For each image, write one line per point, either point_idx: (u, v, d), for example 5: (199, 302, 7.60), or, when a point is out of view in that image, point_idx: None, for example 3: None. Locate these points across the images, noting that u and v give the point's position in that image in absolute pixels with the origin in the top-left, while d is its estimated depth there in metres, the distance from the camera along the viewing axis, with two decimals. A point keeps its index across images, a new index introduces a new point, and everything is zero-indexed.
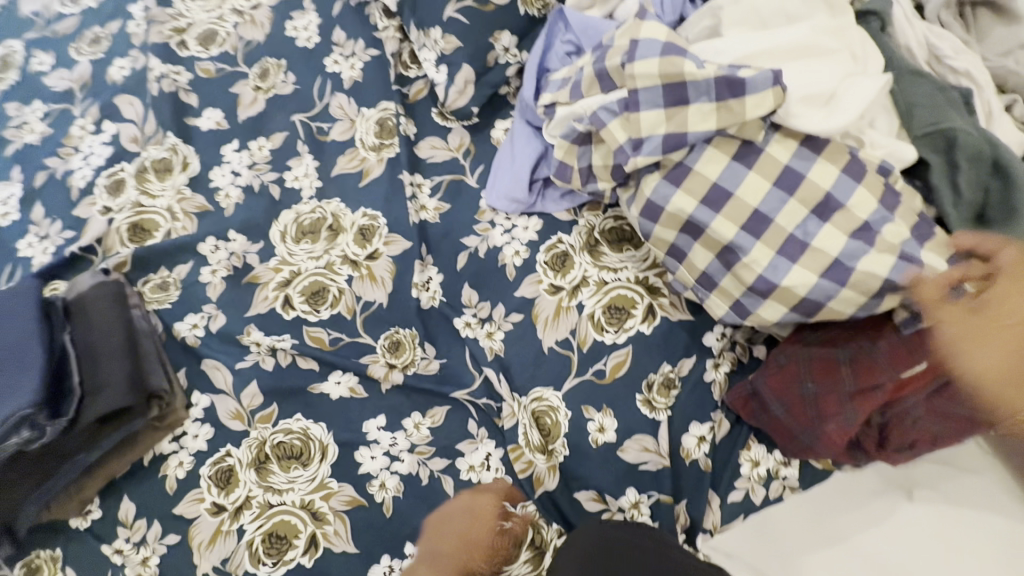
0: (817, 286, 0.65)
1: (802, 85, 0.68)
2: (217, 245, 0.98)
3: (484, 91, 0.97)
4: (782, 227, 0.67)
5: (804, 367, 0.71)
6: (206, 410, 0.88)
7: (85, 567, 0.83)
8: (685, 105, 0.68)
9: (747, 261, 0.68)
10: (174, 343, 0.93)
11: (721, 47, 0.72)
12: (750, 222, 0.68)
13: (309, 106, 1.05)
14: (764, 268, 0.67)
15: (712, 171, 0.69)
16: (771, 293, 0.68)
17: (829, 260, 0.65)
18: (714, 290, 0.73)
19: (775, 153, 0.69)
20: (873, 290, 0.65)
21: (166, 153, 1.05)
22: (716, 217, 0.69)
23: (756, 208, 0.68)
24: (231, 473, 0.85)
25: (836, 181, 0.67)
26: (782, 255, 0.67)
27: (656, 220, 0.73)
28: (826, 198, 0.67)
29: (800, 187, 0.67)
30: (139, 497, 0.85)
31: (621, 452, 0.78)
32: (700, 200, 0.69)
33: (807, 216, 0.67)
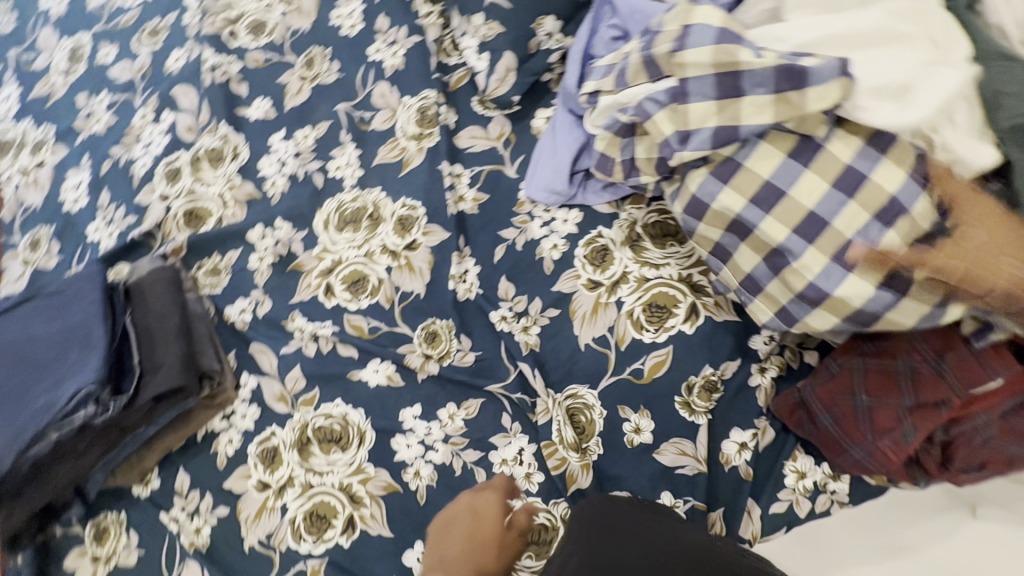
0: (875, 298, 0.62)
1: (875, 74, 0.63)
2: (264, 233, 1.01)
3: (526, 79, 0.95)
4: (840, 232, 0.64)
5: (857, 379, 0.67)
6: (253, 391, 0.92)
7: (147, 531, 0.89)
8: (738, 97, 0.66)
9: (797, 266, 0.66)
10: (225, 327, 0.97)
11: (785, 34, 0.69)
12: (803, 224, 0.66)
13: (352, 95, 1.06)
14: (815, 274, 0.65)
15: (763, 169, 0.67)
16: (823, 301, 0.65)
17: (891, 269, 0.62)
18: (758, 294, 0.71)
19: (835, 150, 0.65)
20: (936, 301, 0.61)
21: (218, 142, 1.09)
22: (766, 219, 0.67)
23: (812, 210, 0.65)
24: (276, 453, 0.88)
25: (903, 185, 0.63)
26: (836, 263, 0.64)
27: (701, 217, 0.71)
28: (890, 202, 0.63)
29: (861, 190, 0.64)
30: (193, 470, 0.91)
31: (657, 454, 0.77)
32: (749, 199, 0.68)
33: (867, 220, 0.64)
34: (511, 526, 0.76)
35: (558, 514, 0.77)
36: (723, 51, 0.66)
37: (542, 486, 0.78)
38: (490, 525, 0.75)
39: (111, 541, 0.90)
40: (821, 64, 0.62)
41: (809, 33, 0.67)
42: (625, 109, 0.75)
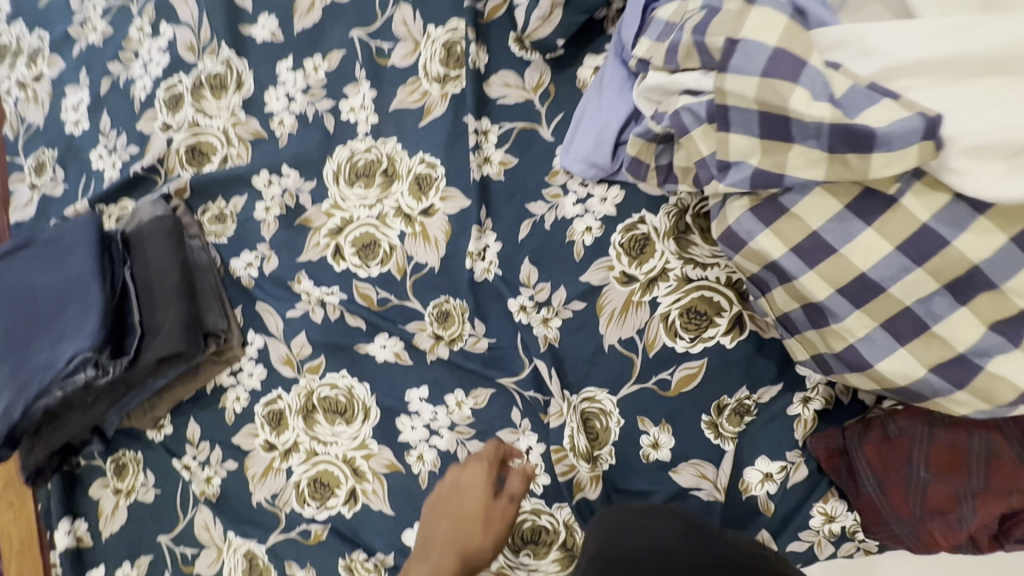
0: (922, 382, 0.48)
1: (980, 120, 0.40)
2: (270, 180, 0.92)
3: (575, 17, 0.76)
4: (896, 299, 0.48)
5: (918, 450, 0.55)
6: (260, 350, 0.89)
7: (163, 473, 0.92)
8: (787, 143, 0.46)
9: (837, 328, 0.51)
10: (230, 280, 0.92)
11: (875, 35, 0.43)
12: (853, 287, 0.49)
13: (369, 20, 0.90)
14: (858, 339, 0.51)
15: (815, 216, 0.49)
16: (862, 370, 0.52)
17: (949, 355, 0.47)
18: (795, 334, 0.57)
19: (910, 205, 0.46)
20: (1003, 402, 0.46)
21: (221, 67, 0.96)
22: (808, 271, 0.50)
23: (864, 272, 0.48)
24: (282, 416, 0.87)
25: (999, 252, 0.43)
26: (887, 330, 0.49)
27: (735, 251, 0.55)
28: (969, 274, 0.45)
29: (934, 255, 0.45)
30: (203, 421, 0.91)
31: (674, 473, 0.71)
32: (790, 247, 0.50)
33: (936, 291, 0.46)
34: (501, 495, 0.73)
35: (560, 519, 0.74)
36: (793, 39, 0.45)
37: (547, 489, 0.74)
38: (475, 497, 0.72)
39: (129, 477, 0.94)
40: (890, 127, 0.41)
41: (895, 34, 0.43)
42: (660, 117, 0.58)
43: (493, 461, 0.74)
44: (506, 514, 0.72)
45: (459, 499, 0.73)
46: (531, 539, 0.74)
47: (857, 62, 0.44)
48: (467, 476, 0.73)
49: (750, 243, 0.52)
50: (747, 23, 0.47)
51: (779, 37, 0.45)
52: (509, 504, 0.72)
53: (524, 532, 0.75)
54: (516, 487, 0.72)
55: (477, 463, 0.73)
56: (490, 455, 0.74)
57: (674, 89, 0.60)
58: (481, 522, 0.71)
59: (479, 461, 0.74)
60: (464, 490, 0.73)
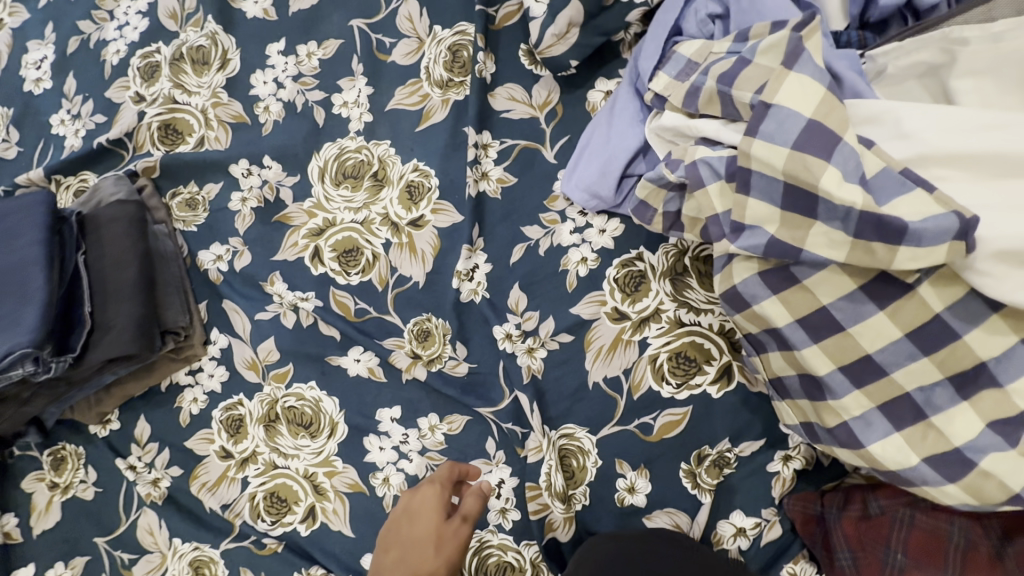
0: (913, 470, 0.48)
1: (1014, 224, 0.39)
2: (249, 170, 0.86)
3: (592, 39, 0.73)
4: (897, 384, 0.48)
5: (899, 532, 0.54)
6: (223, 351, 0.84)
7: (104, 472, 0.86)
8: (810, 220, 0.44)
9: (832, 404, 0.51)
10: (197, 273, 0.86)
11: (910, 119, 0.42)
12: (855, 366, 0.49)
13: (372, 11, 0.85)
14: (852, 418, 0.50)
15: (828, 292, 0.48)
16: (852, 449, 0.51)
17: (943, 448, 0.47)
18: (786, 399, 0.56)
19: (926, 296, 0.45)
20: (992, 500, 0.46)
21: (205, 41, 0.89)
22: (812, 344, 0.49)
23: (869, 354, 0.48)
24: (241, 423, 0.82)
25: (1006, 353, 0.43)
26: (883, 414, 0.49)
27: (737, 311, 0.54)
28: (975, 369, 0.45)
29: (943, 347, 0.45)
30: (155, 420, 0.85)
31: (647, 519, 0.70)
32: (798, 317, 0.49)
33: (939, 381, 0.46)
34: (454, 515, 0.68)
35: (527, 557, 0.71)
36: (832, 112, 0.43)
37: (517, 525, 0.72)
38: (426, 522, 0.67)
39: (67, 472, 0.87)
40: (925, 222, 0.39)
41: (933, 122, 0.42)
42: (675, 165, 0.56)
43: (446, 484, 0.70)
44: (460, 533, 0.67)
45: (409, 525, 0.67)
46: None
47: (891, 144, 0.43)
48: (418, 499, 0.68)
49: (753, 306, 0.51)
50: (783, 87, 0.44)
51: (816, 108, 0.43)
52: (460, 522, 0.67)
53: (489, 568, 0.72)
54: (471, 507, 0.68)
55: (428, 485, 0.69)
56: (442, 477, 0.70)
57: (692, 134, 0.58)
58: (432, 546, 0.65)
59: (432, 484, 0.70)
60: (414, 514, 0.68)
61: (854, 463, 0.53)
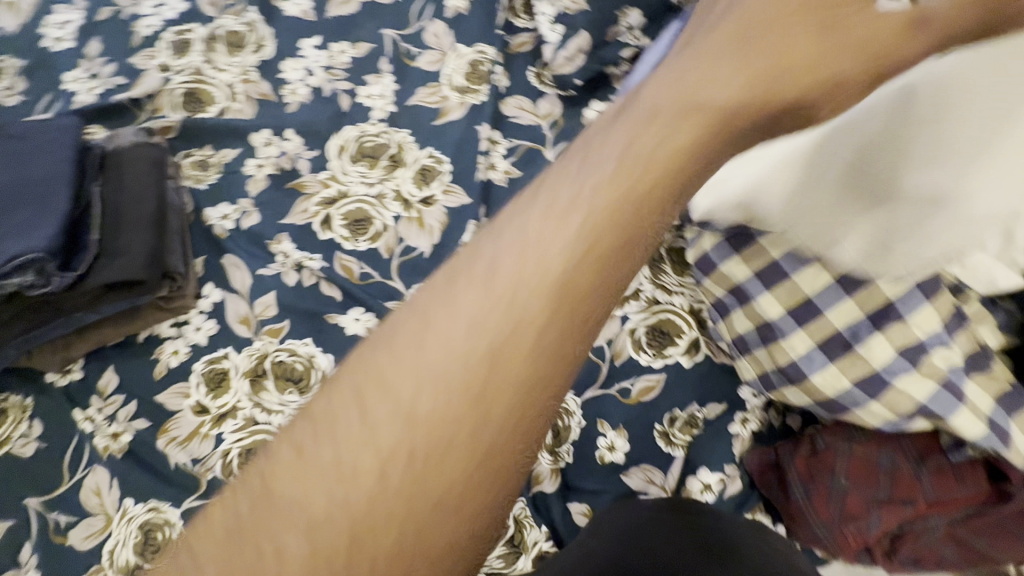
0: (847, 393, 0.61)
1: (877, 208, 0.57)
2: (270, 140, 0.92)
3: (593, 66, 0.90)
4: (828, 323, 0.61)
5: (841, 462, 0.65)
6: (215, 305, 0.84)
7: (53, 424, 0.79)
8: None
9: (783, 343, 0.64)
10: (200, 229, 0.88)
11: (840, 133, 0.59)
12: (799, 309, 0.63)
13: (404, 25, 0.98)
14: (798, 355, 0.63)
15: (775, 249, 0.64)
16: (798, 382, 0.64)
17: (866, 372, 0.59)
18: (746, 353, 0.69)
19: None
20: (904, 412, 0.59)
21: (242, 27, 0.98)
22: (765, 293, 0.65)
23: (809, 297, 0.62)
24: (224, 377, 0.80)
25: (906, 294, 0.58)
26: (822, 350, 0.62)
27: (708, 274, 0.70)
28: (885, 308, 0.59)
29: (861, 290, 0.59)
30: (125, 372, 0.81)
31: (625, 476, 0.75)
32: (753, 272, 0.65)
33: (859, 319, 0.60)
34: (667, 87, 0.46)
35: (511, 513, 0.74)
36: None
37: None
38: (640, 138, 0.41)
39: (7, 425, 0.79)
40: None
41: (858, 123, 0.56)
42: None
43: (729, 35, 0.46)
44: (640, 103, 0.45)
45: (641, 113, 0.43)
46: None
47: None
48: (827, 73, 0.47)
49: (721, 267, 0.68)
50: None
51: None
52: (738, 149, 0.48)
53: None
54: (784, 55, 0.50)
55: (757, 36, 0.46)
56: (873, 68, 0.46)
57: None
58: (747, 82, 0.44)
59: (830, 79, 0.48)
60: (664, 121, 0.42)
61: (802, 401, 0.65)
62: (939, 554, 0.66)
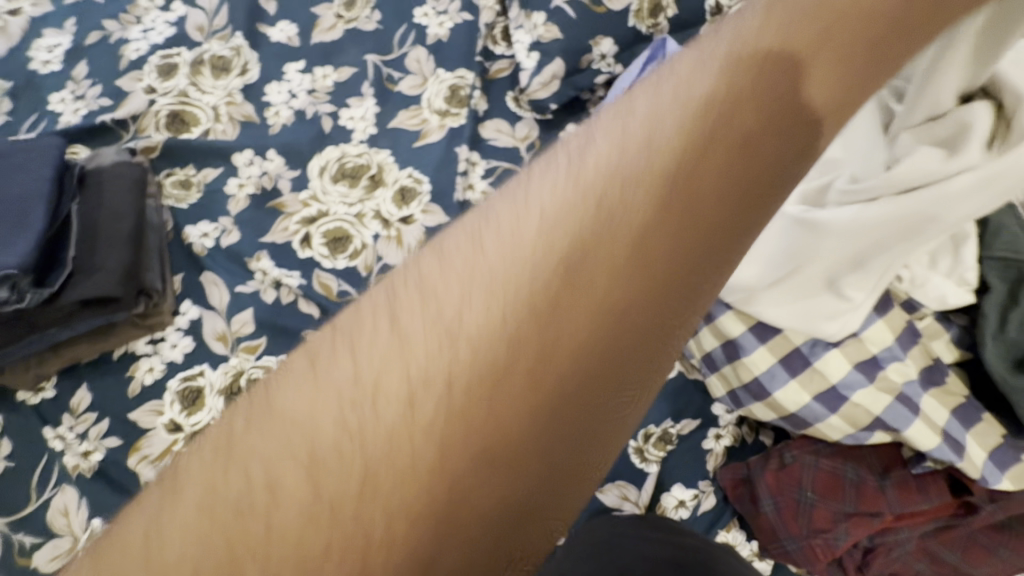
0: (807, 408, 0.62)
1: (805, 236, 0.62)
2: (252, 160, 0.93)
3: (568, 91, 0.94)
4: (788, 340, 0.63)
5: (809, 475, 0.66)
6: (192, 322, 0.84)
7: (22, 443, 0.78)
8: None
9: (746, 361, 0.65)
10: (180, 246, 0.89)
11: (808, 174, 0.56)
12: (759, 326, 0.65)
13: (386, 50, 1.01)
14: (761, 372, 0.64)
15: None
16: (764, 399, 0.65)
17: (824, 387, 0.61)
18: (715, 371, 0.70)
19: None
20: (862, 426, 0.61)
21: (228, 52, 1.00)
22: (728, 311, 0.66)
23: None
24: (199, 395, 0.80)
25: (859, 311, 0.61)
26: (782, 366, 0.63)
27: None
28: None
29: None
30: (99, 389, 0.81)
31: (600, 492, 0.75)
32: None
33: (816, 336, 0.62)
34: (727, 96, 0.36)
35: None
36: None
37: None
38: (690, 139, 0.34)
39: None
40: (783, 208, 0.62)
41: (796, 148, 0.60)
42: None
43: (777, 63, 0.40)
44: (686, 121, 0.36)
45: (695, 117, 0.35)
46: None
47: None
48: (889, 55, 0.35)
49: None
50: None
51: None
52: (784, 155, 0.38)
53: None
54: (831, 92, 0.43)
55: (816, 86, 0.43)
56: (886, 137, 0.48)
57: None
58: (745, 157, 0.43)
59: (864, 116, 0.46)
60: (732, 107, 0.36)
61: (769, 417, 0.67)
62: (908, 567, 0.67)
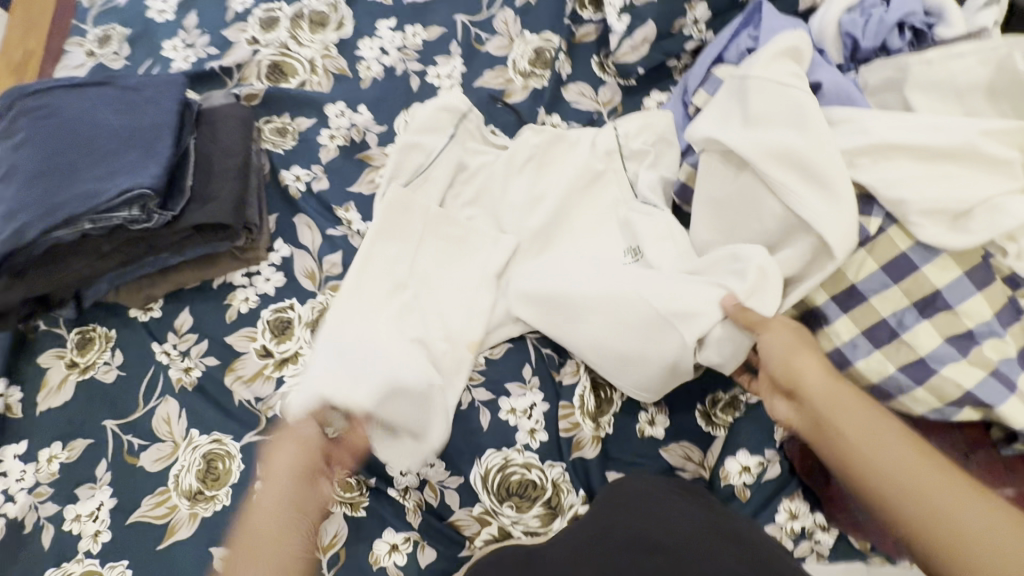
0: (891, 379, 0.60)
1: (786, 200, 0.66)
2: (343, 112, 0.97)
3: (657, 56, 0.94)
4: (875, 309, 0.62)
5: None
6: (284, 259, 0.90)
7: (135, 354, 0.86)
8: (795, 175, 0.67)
9: (828, 330, 0.64)
10: (275, 188, 0.94)
11: (873, 124, 0.62)
12: (843, 295, 0.64)
13: (475, 11, 1.03)
14: (843, 342, 0.63)
15: (852, 268, 0.63)
16: (843, 369, 0.64)
17: (912, 358, 0.60)
18: None
19: (895, 237, 0.62)
20: (951, 399, 0.58)
21: (325, 8, 1.05)
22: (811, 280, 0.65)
23: (854, 284, 0.63)
24: (289, 325, 0.86)
25: (954, 281, 0.59)
26: (867, 336, 0.62)
27: None
28: (933, 295, 0.60)
29: (908, 277, 0.61)
30: (199, 313, 0.87)
31: (663, 451, 0.77)
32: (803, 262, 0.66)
33: (907, 306, 0.61)
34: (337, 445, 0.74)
35: (549, 477, 0.76)
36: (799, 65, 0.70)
37: (544, 445, 0.77)
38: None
39: (93, 353, 0.86)
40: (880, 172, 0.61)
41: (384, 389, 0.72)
42: None
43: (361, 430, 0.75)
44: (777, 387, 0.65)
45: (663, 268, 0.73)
46: (516, 492, 0.75)
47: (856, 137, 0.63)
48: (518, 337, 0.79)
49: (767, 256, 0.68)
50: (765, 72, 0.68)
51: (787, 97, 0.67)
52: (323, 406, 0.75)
53: (511, 484, 0.75)
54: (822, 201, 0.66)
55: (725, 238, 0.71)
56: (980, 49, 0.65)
57: None
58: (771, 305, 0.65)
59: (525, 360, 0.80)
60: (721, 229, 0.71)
61: None
62: None
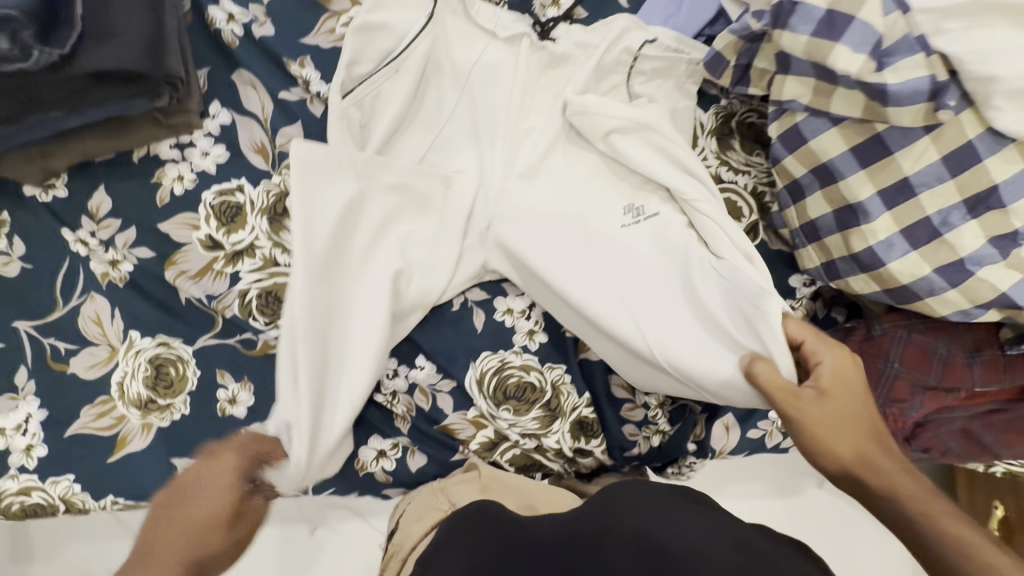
0: (923, 279, 0.57)
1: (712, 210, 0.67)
2: None
3: None
4: (920, 205, 0.57)
5: (897, 349, 0.65)
6: (224, 128, 0.72)
7: (41, 243, 0.69)
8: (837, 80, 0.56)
9: (864, 229, 0.59)
10: (203, 32, 0.73)
11: None
12: (890, 188, 0.58)
13: None
14: (878, 241, 0.59)
15: (910, 161, 0.57)
16: (871, 270, 0.60)
17: (951, 259, 0.56)
18: (813, 241, 0.64)
19: (963, 122, 0.55)
20: (982, 302, 0.56)
21: None
22: (858, 171, 0.59)
23: (906, 176, 0.57)
24: (238, 213, 0.70)
25: (1016, 177, 0.53)
26: (905, 235, 0.58)
27: (792, 149, 0.63)
28: (988, 192, 0.54)
29: (967, 170, 0.55)
30: (118, 193, 0.70)
31: None
32: (851, 147, 0.59)
33: (956, 204, 0.56)
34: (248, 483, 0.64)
35: (549, 379, 0.70)
36: None
37: (543, 347, 0.71)
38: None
39: None
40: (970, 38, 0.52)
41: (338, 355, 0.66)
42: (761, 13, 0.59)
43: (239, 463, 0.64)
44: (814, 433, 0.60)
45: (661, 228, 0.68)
46: (514, 395, 0.69)
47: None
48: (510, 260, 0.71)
49: (811, 141, 0.61)
50: None
51: None
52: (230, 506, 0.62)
53: (508, 388, 0.69)
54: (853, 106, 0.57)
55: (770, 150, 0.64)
56: None
57: None
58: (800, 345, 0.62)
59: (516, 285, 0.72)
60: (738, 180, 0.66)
61: (869, 291, 0.62)
62: (944, 445, 0.71)
